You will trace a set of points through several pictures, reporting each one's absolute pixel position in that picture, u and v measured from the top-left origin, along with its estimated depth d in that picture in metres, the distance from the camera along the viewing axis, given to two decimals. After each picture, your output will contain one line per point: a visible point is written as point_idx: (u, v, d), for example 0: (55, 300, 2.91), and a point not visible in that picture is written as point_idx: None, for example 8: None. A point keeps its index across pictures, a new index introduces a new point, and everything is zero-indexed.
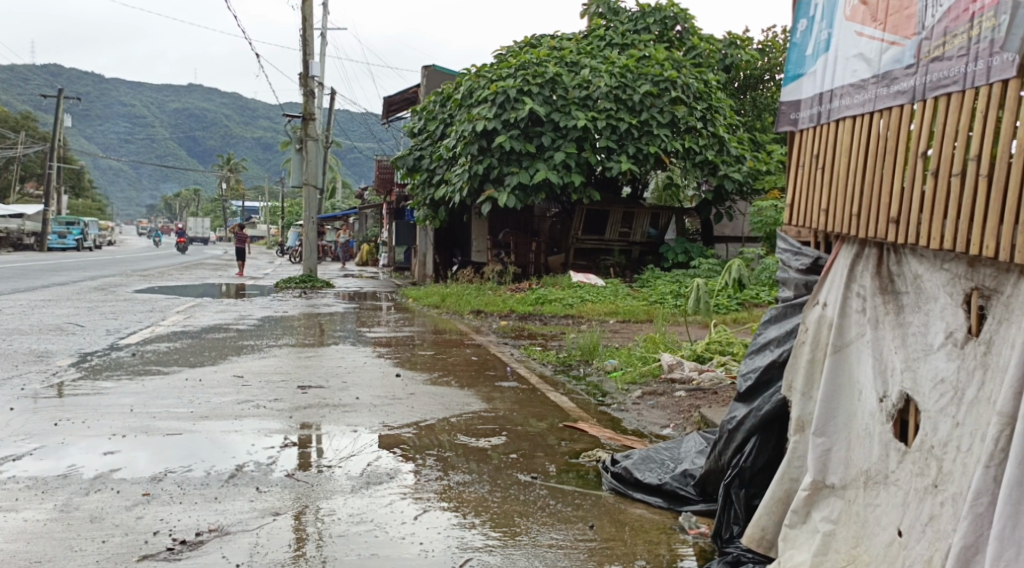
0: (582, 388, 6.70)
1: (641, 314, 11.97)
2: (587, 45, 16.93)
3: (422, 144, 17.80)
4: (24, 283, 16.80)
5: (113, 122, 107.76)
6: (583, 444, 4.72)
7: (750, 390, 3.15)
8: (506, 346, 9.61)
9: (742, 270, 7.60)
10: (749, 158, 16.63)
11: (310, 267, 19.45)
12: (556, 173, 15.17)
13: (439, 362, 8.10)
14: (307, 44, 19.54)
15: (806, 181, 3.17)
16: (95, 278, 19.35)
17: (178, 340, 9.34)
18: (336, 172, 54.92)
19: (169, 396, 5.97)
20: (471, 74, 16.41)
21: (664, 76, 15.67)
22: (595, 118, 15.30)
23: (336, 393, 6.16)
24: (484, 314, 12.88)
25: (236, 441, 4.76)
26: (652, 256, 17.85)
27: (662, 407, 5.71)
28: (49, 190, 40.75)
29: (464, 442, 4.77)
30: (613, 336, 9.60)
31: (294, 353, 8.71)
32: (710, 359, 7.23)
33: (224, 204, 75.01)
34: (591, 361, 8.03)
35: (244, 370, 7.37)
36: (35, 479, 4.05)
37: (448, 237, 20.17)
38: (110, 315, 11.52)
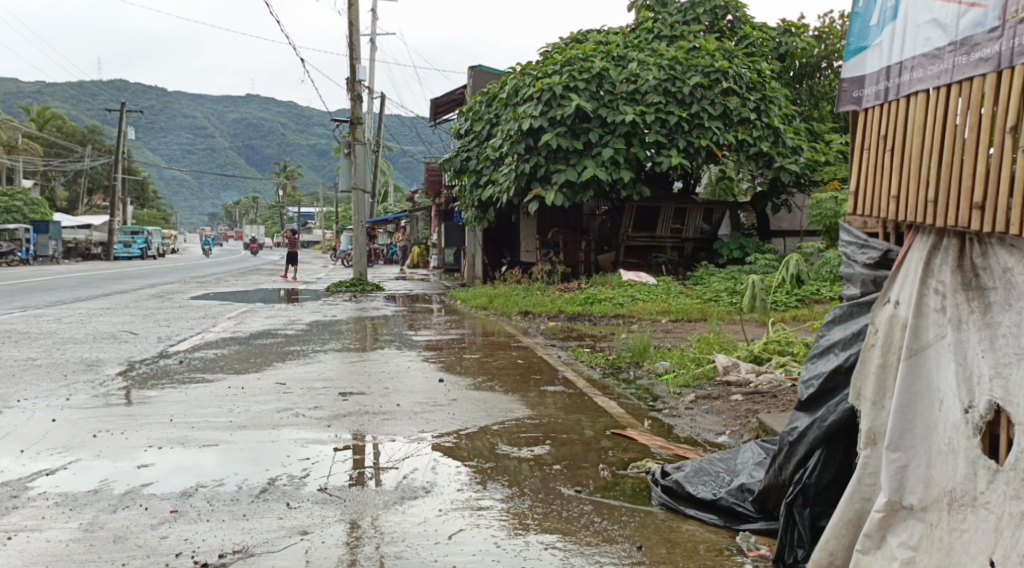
0: (632, 392, 6.41)
1: (695, 313, 11.63)
2: (634, 39, 16.62)
3: (468, 145, 17.63)
4: (84, 292, 17.09)
5: (173, 132, 110.36)
6: (631, 453, 4.45)
7: (813, 399, 2.85)
8: (555, 348, 9.35)
9: (801, 266, 7.25)
10: (807, 149, 16.19)
11: (360, 271, 19.45)
12: (605, 170, 14.87)
13: (485, 366, 7.89)
14: (353, 48, 19.55)
15: (871, 163, 2.86)
16: (152, 285, 19.64)
17: (226, 346, 9.29)
18: (388, 176, 55.25)
19: (210, 404, 5.85)
20: (517, 71, 16.20)
21: (715, 66, 15.26)
22: (643, 112, 14.95)
23: (378, 400, 5.97)
24: (533, 315, 12.64)
25: (273, 451, 4.57)
26: (706, 252, 17.43)
27: (717, 412, 5.40)
28: (113, 201, 41.78)
29: (506, 452, 4.55)
30: (666, 337, 9.27)
31: (340, 359, 8.57)
32: (768, 359, 6.90)
33: (280, 210, 76.12)
34: (642, 363, 7.74)
35: (288, 376, 7.24)
36: (65, 495, 3.88)
37: (496, 238, 19.96)
38: (163, 323, 11.58)
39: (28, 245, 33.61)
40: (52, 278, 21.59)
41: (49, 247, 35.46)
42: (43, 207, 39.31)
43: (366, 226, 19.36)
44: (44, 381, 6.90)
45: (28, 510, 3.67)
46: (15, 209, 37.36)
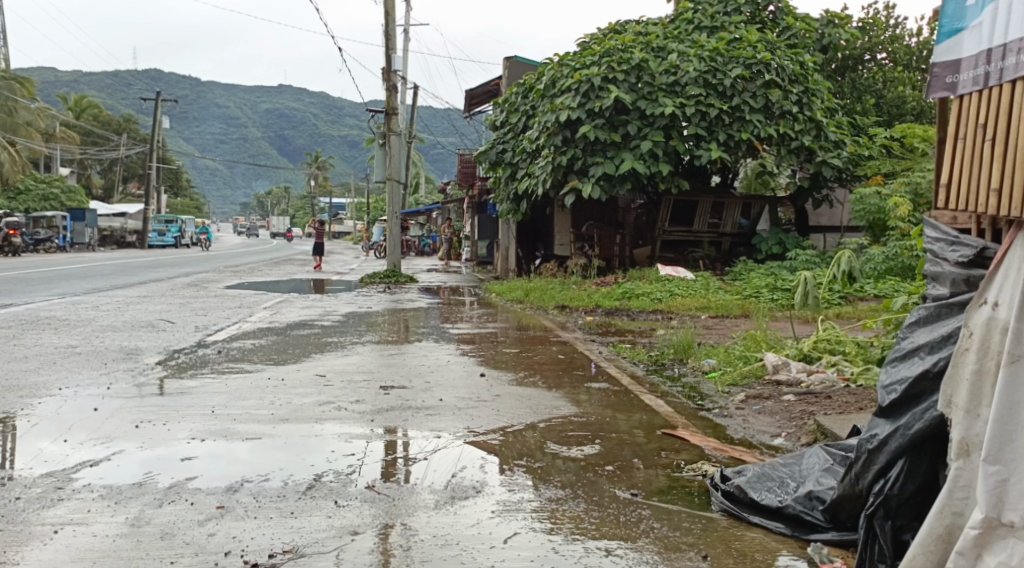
0: (679, 390, 6.25)
1: (735, 310, 11.42)
2: (674, 30, 16.39)
3: (503, 136, 17.50)
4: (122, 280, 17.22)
5: (207, 123, 111.39)
6: (685, 455, 4.30)
7: (895, 405, 2.71)
8: (595, 343, 9.20)
9: (852, 262, 7.04)
10: (850, 143, 15.95)
11: (393, 262, 19.44)
12: (643, 162, 14.68)
13: (525, 361, 7.76)
14: (389, 37, 19.48)
15: (968, 153, 2.74)
16: (188, 275, 19.73)
17: (263, 337, 9.24)
18: (419, 168, 55.29)
19: (251, 395, 5.78)
20: (554, 63, 16.02)
21: (757, 58, 14.94)
22: (683, 105, 14.73)
23: (420, 394, 5.87)
24: (569, 309, 12.49)
25: (318, 446, 4.47)
26: (744, 246, 17.18)
27: (770, 413, 5.23)
28: (149, 190, 42.20)
29: (554, 451, 4.42)
30: (708, 333, 9.09)
31: (378, 351, 8.48)
32: (818, 359, 6.71)
33: (312, 201, 76.55)
34: (686, 361, 7.57)
35: (327, 368, 7.16)
36: (111, 487, 3.82)
37: (530, 231, 19.85)
38: (200, 312, 11.57)
39: (65, 233, 34.00)
40: (89, 266, 21.78)
41: (86, 234, 35.84)
42: (80, 194, 39.86)
43: (400, 218, 19.32)
44: (85, 369, 6.88)
45: (73, 504, 3.61)
46: (53, 197, 37.83)
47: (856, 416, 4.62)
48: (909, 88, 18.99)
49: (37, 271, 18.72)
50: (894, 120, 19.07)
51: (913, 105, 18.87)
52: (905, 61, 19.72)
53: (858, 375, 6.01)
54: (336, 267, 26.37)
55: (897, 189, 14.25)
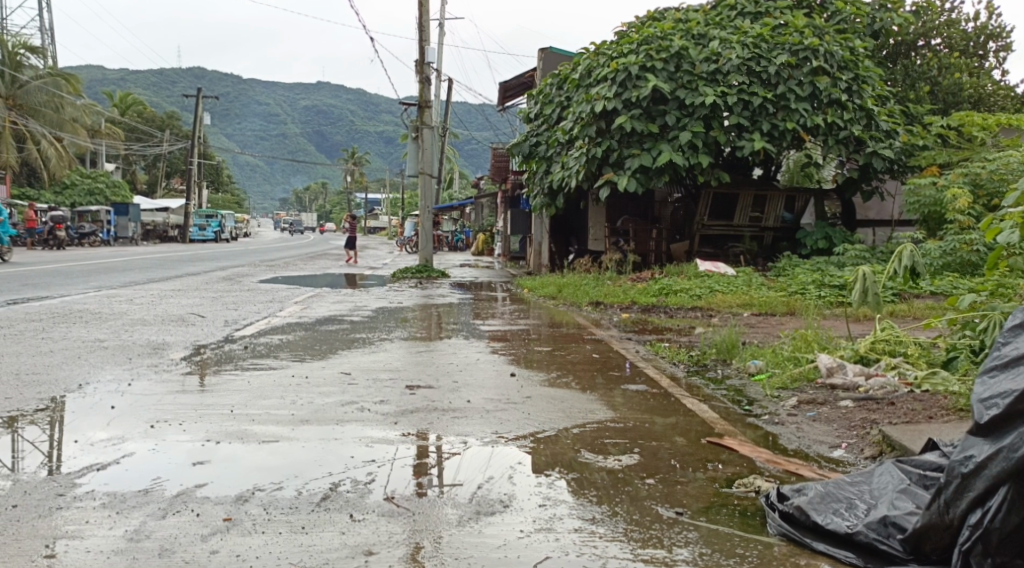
0: (723, 394, 5.84)
1: (780, 307, 10.96)
2: (715, 16, 15.90)
3: (538, 128, 17.12)
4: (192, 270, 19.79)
5: (247, 119, 112.38)
6: (736, 467, 3.89)
7: (994, 423, 2.42)
8: (632, 341, 8.79)
9: (915, 257, 6.60)
10: (902, 132, 15.35)
11: (426, 257, 19.19)
12: (682, 154, 14.19)
13: (560, 360, 7.37)
14: (423, 28, 19.20)
15: None
16: (223, 269, 19.67)
17: (292, 332, 8.98)
18: (456, 163, 55.02)
19: (271, 393, 5.46)
20: (590, 52, 15.62)
21: (804, 44, 14.39)
22: (725, 93, 14.24)
23: (447, 395, 5.52)
24: (605, 306, 12.09)
25: (337, 451, 4.13)
26: (787, 241, 16.64)
27: (826, 420, 4.80)
28: (189, 185, 42.45)
29: (589, 461, 4.04)
30: (753, 331, 8.65)
31: (408, 348, 8.16)
32: (876, 361, 6.30)
33: (349, 196, 76.81)
34: (730, 361, 7.15)
35: (353, 366, 6.84)
36: (114, 495, 3.52)
37: (564, 225, 19.46)
38: (231, 306, 11.37)
39: (107, 227, 34.30)
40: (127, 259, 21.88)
41: (128, 229, 36.06)
42: (123, 189, 40.33)
43: (434, 212, 19.03)
44: (107, 364, 6.65)
45: (71, 513, 3.31)
46: (96, 191, 38.25)
47: (924, 427, 4.20)
48: (966, 75, 18.35)
49: (74, 264, 18.74)
50: (949, 108, 18.37)
51: (969, 92, 18.19)
52: (961, 47, 19.05)
53: (921, 381, 5.59)
54: (369, 262, 26.18)
55: (953, 179, 13.89)
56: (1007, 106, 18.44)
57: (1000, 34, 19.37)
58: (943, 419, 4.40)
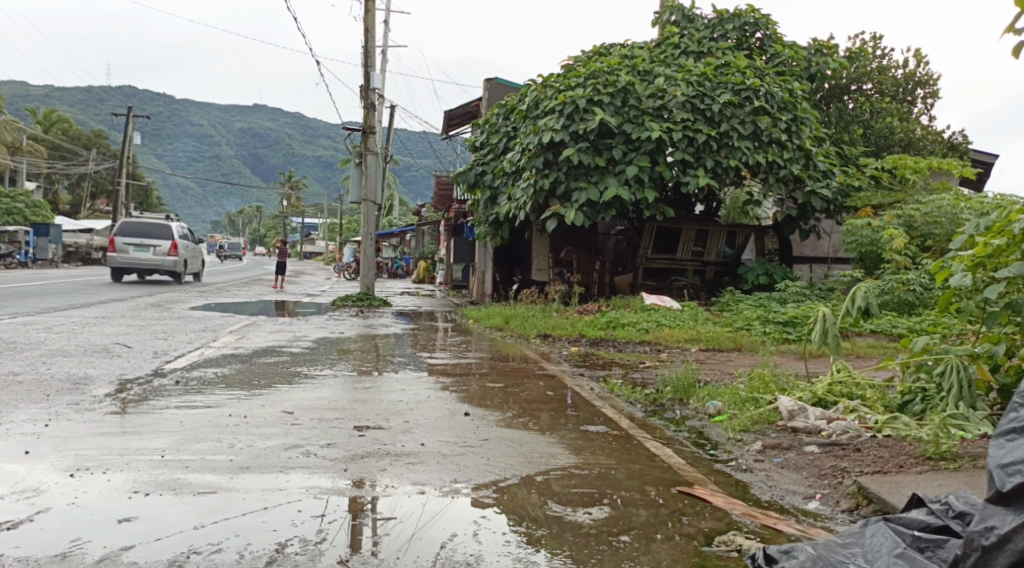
0: (684, 436, 5.66)
1: (727, 343, 10.94)
2: (660, 54, 16.04)
3: (483, 158, 16.93)
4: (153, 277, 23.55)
5: (180, 140, 109.92)
6: (711, 521, 3.70)
7: (1017, 492, 2.45)
8: (585, 378, 8.57)
9: (869, 298, 6.55)
10: (839, 173, 15.66)
11: (367, 285, 18.79)
12: (628, 188, 14.17)
13: (513, 398, 7.10)
14: (368, 53, 18.95)
15: None
16: (152, 294, 18.89)
17: (227, 365, 8.51)
18: (395, 190, 54.56)
19: (206, 435, 5.05)
20: (537, 83, 15.56)
21: (746, 84, 14.64)
22: (670, 129, 14.27)
23: (399, 438, 5.20)
24: (553, 339, 11.90)
25: (279, 504, 3.78)
26: (729, 276, 16.72)
27: (795, 468, 4.65)
28: (116, 206, 41.01)
29: (557, 514, 3.80)
30: (708, 369, 8.52)
31: (351, 383, 7.79)
32: (834, 404, 6.22)
33: (285, 221, 75.50)
34: (687, 401, 6.98)
35: (294, 403, 6.44)
36: (23, 561, 3.12)
37: (508, 255, 19.31)
38: (160, 336, 10.80)
39: (27, 249, 32.80)
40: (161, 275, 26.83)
41: (49, 250, 34.50)
42: (45, 209, 38.76)
43: (376, 240, 18.66)
44: (22, 402, 6.13)
45: None
46: (17, 211, 36.69)
47: (900, 477, 4.07)
48: (897, 119, 18.87)
49: None
50: (881, 151, 18.83)
51: (900, 135, 18.67)
52: (891, 92, 19.61)
53: (882, 424, 5.50)
54: (305, 288, 25.53)
55: (888, 221, 14.13)
56: (936, 150, 18.98)
57: (928, 81, 19.99)
58: (916, 469, 4.28)
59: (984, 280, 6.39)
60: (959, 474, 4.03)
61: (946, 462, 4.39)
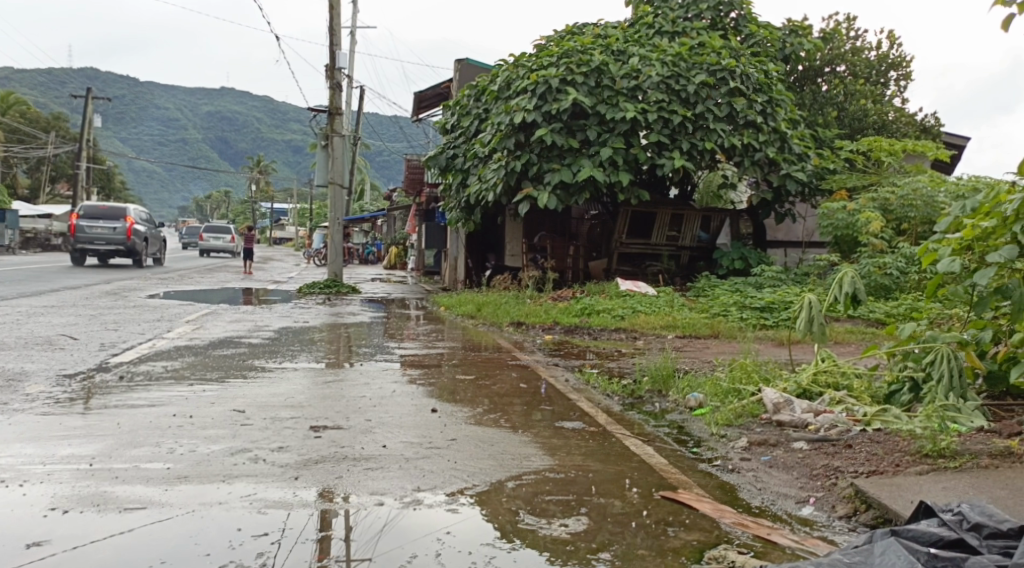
0: (665, 432, 5.33)
1: (704, 329, 10.66)
2: (634, 34, 15.68)
3: (455, 141, 16.49)
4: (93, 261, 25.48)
5: (145, 123, 107.76)
6: (700, 532, 3.37)
7: None
8: (559, 368, 8.19)
9: (856, 284, 6.25)
10: (813, 155, 15.40)
11: (334, 271, 18.31)
12: (602, 170, 13.80)
13: (484, 391, 6.73)
14: (333, 33, 18.40)
15: None
16: (109, 282, 18.26)
17: (180, 358, 8.06)
18: (364, 174, 53.80)
19: (145, 439, 4.65)
20: (509, 63, 15.11)
21: (721, 65, 14.32)
22: (645, 110, 13.92)
23: (358, 440, 4.82)
24: (527, 326, 11.53)
25: (216, 521, 3.40)
26: (704, 261, 16.45)
27: (784, 468, 4.33)
28: (75, 190, 39.82)
29: (530, 527, 3.44)
30: (687, 358, 8.21)
31: (312, 376, 7.35)
32: (820, 395, 5.93)
33: (252, 207, 74.29)
34: (666, 393, 6.66)
35: (247, 400, 6.03)
36: None
37: (480, 240, 18.90)
38: (110, 326, 10.27)
39: None
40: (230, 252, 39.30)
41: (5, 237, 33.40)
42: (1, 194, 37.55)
43: (342, 225, 18.18)
44: None
45: None
46: None
47: (900, 480, 3.75)
48: (871, 102, 18.66)
49: None
50: (855, 133, 18.63)
51: (874, 118, 18.47)
52: (865, 74, 19.38)
53: (871, 418, 5.22)
54: (271, 275, 24.91)
55: (863, 204, 13.88)
56: (909, 132, 18.81)
57: (901, 63, 19.79)
58: (915, 468, 3.97)
59: (973, 265, 6.12)
60: (963, 477, 3.72)
61: (945, 460, 4.09)
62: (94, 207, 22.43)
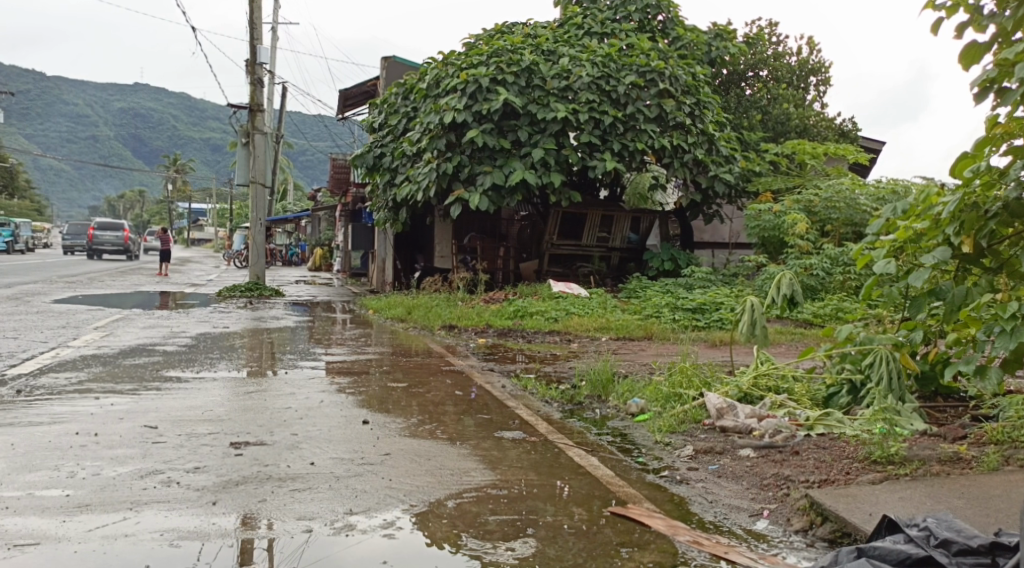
0: (607, 440, 5.16)
1: (638, 331, 10.57)
2: (563, 34, 15.57)
3: (382, 140, 16.10)
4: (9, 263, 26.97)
5: (54, 120, 103.42)
6: (654, 552, 3.20)
7: None
8: (494, 374, 7.96)
9: (794, 285, 6.17)
10: (741, 157, 15.52)
11: (256, 274, 17.73)
12: (533, 172, 13.64)
13: (416, 399, 6.46)
14: (254, 27, 17.82)
15: None
16: (13, 286, 17.33)
17: (86, 370, 7.61)
18: (287, 174, 52.57)
19: (40, 462, 4.40)
20: (438, 61, 14.83)
21: (650, 66, 14.29)
22: (576, 110, 13.81)
23: (283, 457, 4.56)
24: (458, 329, 11.27)
25: (117, 554, 3.18)
26: (634, 262, 16.45)
27: (734, 477, 4.20)
28: None
29: (474, 552, 3.21)
30: (625, 362, 8.07)
31: (231, 386, 7.00)
32: (762, 399, 5.81)
33: (170, 207, 71.94)
34: (606, 398, 6.51)
35: (160, 415, 5.68)
36: None
37: (409, 241, 18.53)
38: (11, 335, 9.67)
39: None
40: None
41: None
42: None
43: (265, 226, 17.60)
44: None
45: None
46: None
47: (857, 490, 3.64)
48: (793, 106, 18.95)
49: None
50: (779, 136, 18.88)
51: (796, 122, 18.77)
52: (787, 78, 19.58)
53: (815, 422, 5.13)
54: (190, 278, 24.02)
55: (789, 205, 14.03)
56: (829, 136, 19.18)
57: (821, 69, 20.11)
58: (868, 477, 3.86)
59: (907, 267, 6.07)
60: (919, 486, 3.63)
61: (895, 466, 4.01)
62: (104, 221, 31.93)
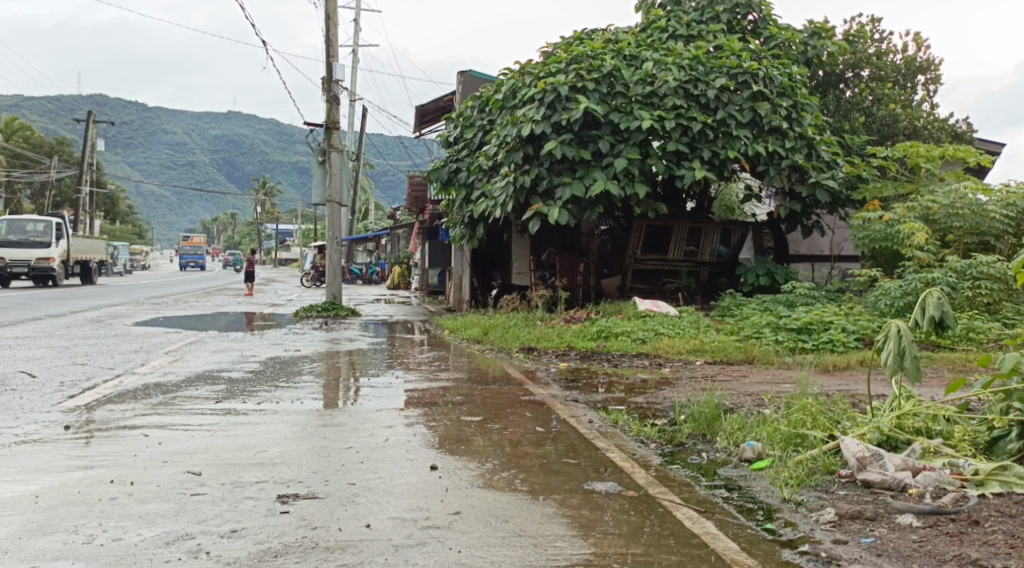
0: (724, 497, 4.25)
1: (737, 354, 9.58)
2: (647, 38, 14.67)
3: (458, 154, 15.48)
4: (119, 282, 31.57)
5: (150, 146, 107.37)
6: None
7: None
8: (580, 405, 7.11)
9: (943, 305, 5.13)
10: (843, 163, 14.32)
11: (332, 293, 17.28)
12: (617, 182, 12.75)
13: (493, 439, 5.64)
14: (330, 43, 17.49)
15: None
16: (99, 309, 17.32)
17: (142, 400, 7.07)
18: (370, 194, 52.89)
19: (58, 522, 3.76)
20: (515, 70, 14.14)
21: (742, 67, 13.25)
22: (662, 117, 12.86)
23: (335, 517, 3.81)
24: (539, 352, 10.46)
25: None
26: (725, 277, 15.30)
27: (900, 559, 3.26)
28: (77, 211, 38.97)
29: None
30: (730, 391, 7.10)
31: (293, 421, 6.33)
32: (909, 445, 4.78)
33: (258, 229, 73.53)
34: (713, 439, 5.57)
35: (209, 457, 5.02)
36: None
37: (486, 258, 17.83)
38: (79, 361, 9.30)
39: None
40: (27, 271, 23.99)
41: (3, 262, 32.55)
42: None
43: (341, 244, 17.15)
44: None
45: None
46: None
47: None
48: (900, 107, 17.58)
49: None
50: (884, 140, 17.55)
51: (904, 123, 17.40)
52: (892, 77, 18.21)
53: (985, 477, 4.12)
54: (271, 298, 23.90)
55: (902, 214, 12.75)
56: (942, 138, 17.71)
57: (929, 67, 18.63)
58: None
59: None
60: None
61: None
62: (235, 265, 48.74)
